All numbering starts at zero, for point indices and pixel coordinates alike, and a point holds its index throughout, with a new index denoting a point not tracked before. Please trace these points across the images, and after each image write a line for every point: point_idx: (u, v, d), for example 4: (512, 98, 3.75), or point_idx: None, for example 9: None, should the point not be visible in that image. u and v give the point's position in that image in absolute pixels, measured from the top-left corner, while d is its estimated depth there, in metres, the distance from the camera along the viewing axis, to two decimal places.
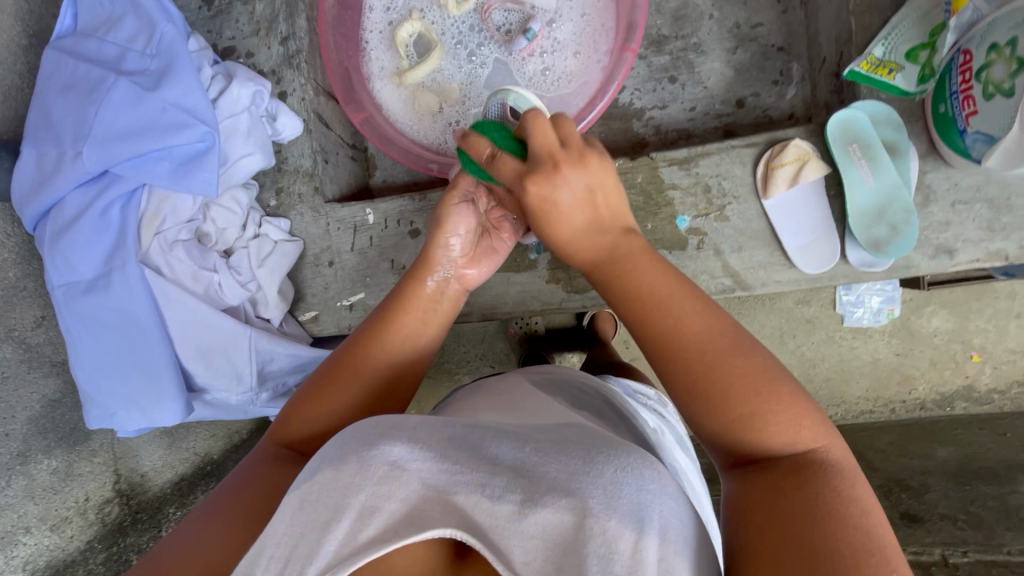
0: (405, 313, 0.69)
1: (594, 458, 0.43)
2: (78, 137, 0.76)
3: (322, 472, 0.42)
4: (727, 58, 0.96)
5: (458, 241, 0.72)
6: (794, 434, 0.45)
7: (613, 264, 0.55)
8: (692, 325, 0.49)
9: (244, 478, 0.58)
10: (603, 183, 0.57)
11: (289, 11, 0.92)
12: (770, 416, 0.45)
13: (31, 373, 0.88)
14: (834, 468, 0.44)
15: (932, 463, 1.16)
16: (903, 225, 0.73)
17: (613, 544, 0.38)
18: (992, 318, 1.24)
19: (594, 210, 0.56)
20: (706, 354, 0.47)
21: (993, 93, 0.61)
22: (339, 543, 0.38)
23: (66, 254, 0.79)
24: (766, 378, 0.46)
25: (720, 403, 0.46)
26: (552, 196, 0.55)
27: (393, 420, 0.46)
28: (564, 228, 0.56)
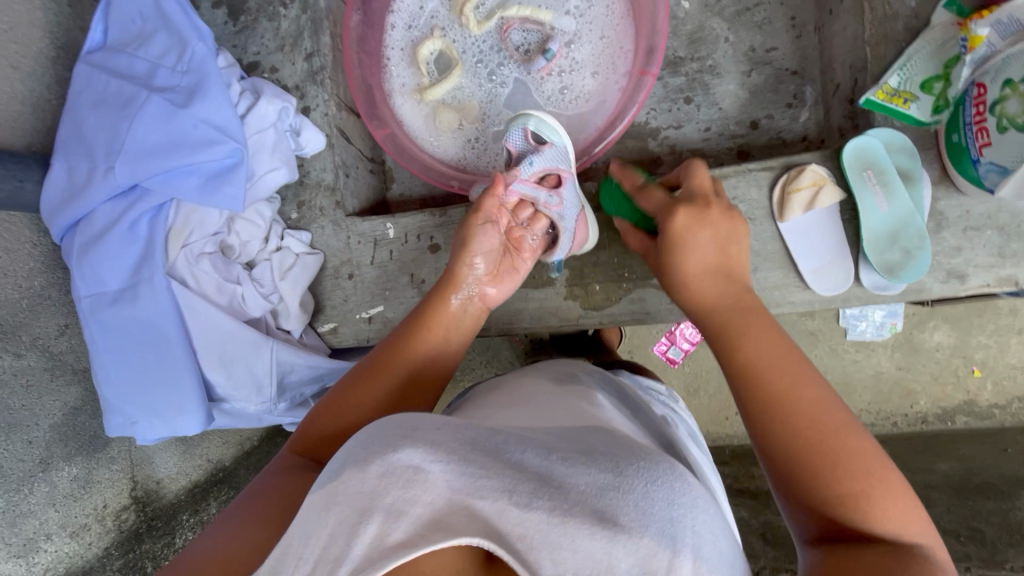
0: (428, 323, 0.71)
1: (624, 471, 0.44)
2: (110, 152, 0.78)
3: (348, 472, 0.43)
4: (741, 81, 0.98)
5: (481, 260, 0.75)
6: (905, 523, 0.45)
7: (737, 314, 0.59)
8: (811, 394, 0.51)
9: (263, 487, 0.57)
10: (734, 235, 0.65)
11: (315, 28, 0.94)
12: (879, 502, 0.45)
13: (53, 381, 0.89)
14: (937, 564, 0.42)
15: (934, 477, 1.16)
16: (916, 251, 0.75)
17: (650, 562, 0.39)
18: (994, 333, 1.27)
19: (726, 257, 0.64)
20: (819, 426, 0.48)
21: (1007, 127, 0.63)
22: (367, 546, 0.39)
23: (95, 266, 0.80)
24: (878, 464, 0.46)
25: (832, 479, 0.46)
26: (696, 228, 0.65)
27: (418, 422, 0.47)
28: (692, 261, 0.64)
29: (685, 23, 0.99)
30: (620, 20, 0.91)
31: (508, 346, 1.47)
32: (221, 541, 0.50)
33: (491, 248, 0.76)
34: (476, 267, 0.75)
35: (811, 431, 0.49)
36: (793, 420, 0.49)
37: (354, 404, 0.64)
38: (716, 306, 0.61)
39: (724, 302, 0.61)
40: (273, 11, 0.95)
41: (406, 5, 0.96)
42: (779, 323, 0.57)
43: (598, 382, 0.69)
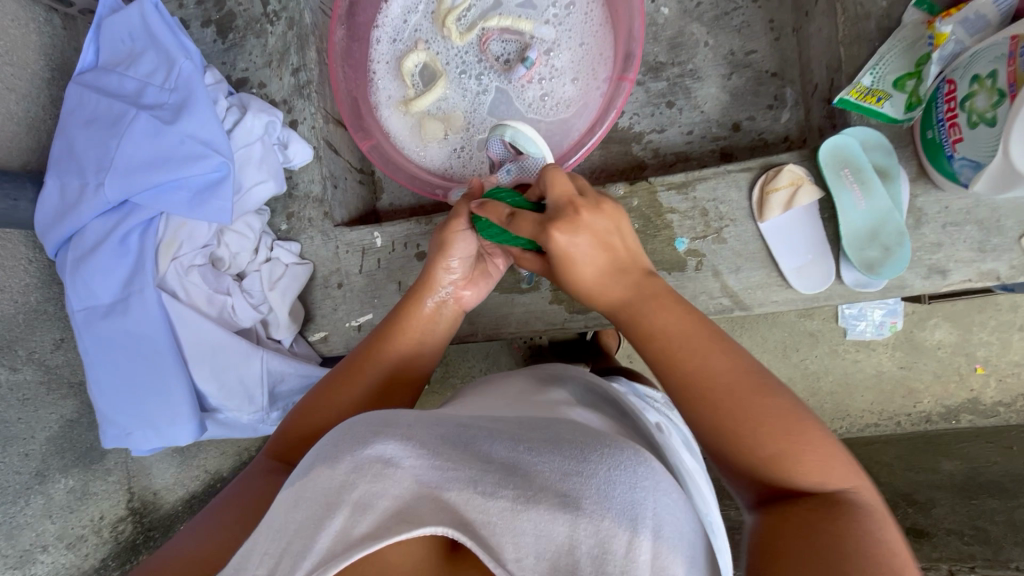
0: (404, 325, 0.71)
1: (587, 457, 0.44)
2: (100, 169, 0.80)
3: (316, 469, 0.44)
4: (722, 84, 0.99)
5: (458, 264, 0.75)
6: (829, 472, 0.47)
7: (643, 303, 0.59)
8: (719, 364, 0.52)
9: (240, 489, 0.58)
10: (617, 226, 0.62)
11: (300, 44, 0.96)
12: (799, 461, 0.47)
13: (50, 394, 0.91)
14: (864, 510, 0.44)
15: (938, 477, 1.18)
16: (895, 248, 0.75)
17: (608, 543, 0.39)
18: (995, 330, 1.25)
19: (611, 252, 0.61)
20: (726, 388, 0.50)
21: (977, 122, 0.63)
22: (331, 539, 0.40)
23: (87, 280, 0.82)
24: (794, 421, 0.48)
25: (755, 439, 0.48)
26: (574, 239, 0.59)
27: (388, 418, 0.48)
28: (585, 272, 0.61)
29: (665, 29, 1.01)
30: (599, 27, 0.93)
31: (507, 353, 1.48)
32: (200, 541, 0.51)
33: (470, 253, 0.75)
34: (453, 271, 0.75)
35: (724, 409, 0.49)
36: (717, 407, 0.50)
37: (328, 408, 0.65)
38: (619, 300, 0.60)
39: (617, 297, 0.60)
40: (260, 28, 0.97)
41: (390, 18, 0.98)
42: (692, 306, 0.57)
43: (579, 382, 0.70)
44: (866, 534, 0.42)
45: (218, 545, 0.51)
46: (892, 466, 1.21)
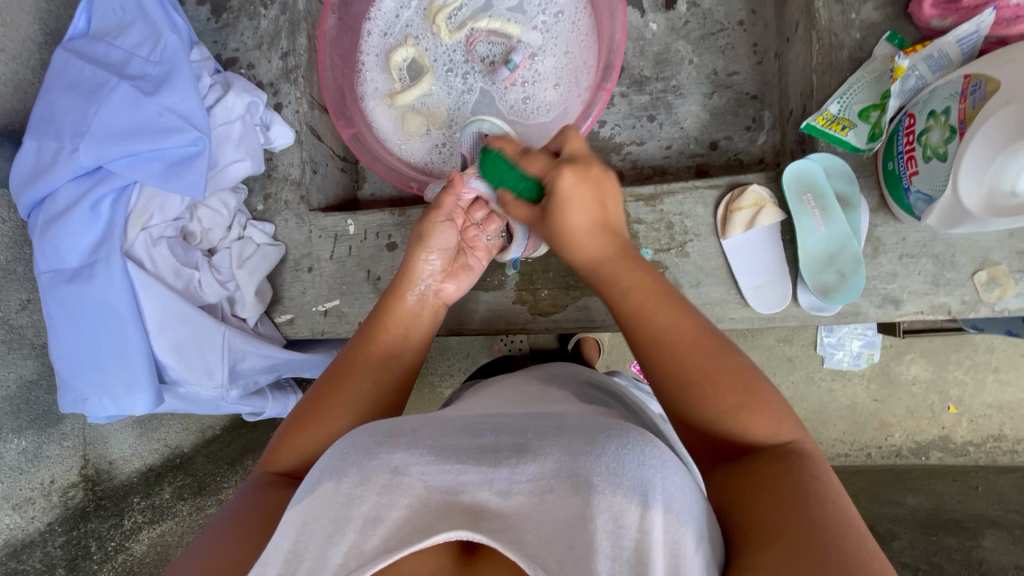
0: (391, 320, 0.73)
1: (595, 439, 0.46)
2: (76, 134, 0.81)
3: (323, 485, 0.46)
4: (704, 102, 1.00)
5: (436, 257, 0.76)
6: (774, 429, 0.50)
7: (615, 260, 0.65)
8: (674, 323, 0.56)
9: (245, 506, 0.57)
10: (608, 189, 0.68)
11: (292, 29, 0.97)
12: (749, 418, 0.50)
13: (11, 354, 0.91)
14: (806, 461, 0.48)
15: (902, 511, 1.17)
16: (850, 274, 0.77)
17: (620, 519, 0.41)
18: (970, 369, 1.27)
19: (603, 210, 0.67)
20: (680, 344, 0.54)
21: (931, 156, 0.65)
22: (346, 555, 0.42)
23: (55, 242, 0.82)
24: (746, 381, 0.51)
25: (707, 399, 0.51)
26: (575, 185, 0.66)
27: (382, 428, 0.51)
28: (576, 218, 0.66)
29: (652, 44, 1.02)
30: (586, 36, 0.94)
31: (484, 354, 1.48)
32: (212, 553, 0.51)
33: (449, 244, 0.77)
34: (432, 262, 0.76)
35: (671, 352, 0.54)
36: (672, 357, 0.54)
37: (327, 412, 0.64)
38: (598, 255, 0.66)
39: (599, 252, 0.66)
40: (253, 10, 0.99)
41: (383, 13, 1.00)
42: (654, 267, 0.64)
43: (574, 379, 0.72)
44: (824, 492, 0.45)
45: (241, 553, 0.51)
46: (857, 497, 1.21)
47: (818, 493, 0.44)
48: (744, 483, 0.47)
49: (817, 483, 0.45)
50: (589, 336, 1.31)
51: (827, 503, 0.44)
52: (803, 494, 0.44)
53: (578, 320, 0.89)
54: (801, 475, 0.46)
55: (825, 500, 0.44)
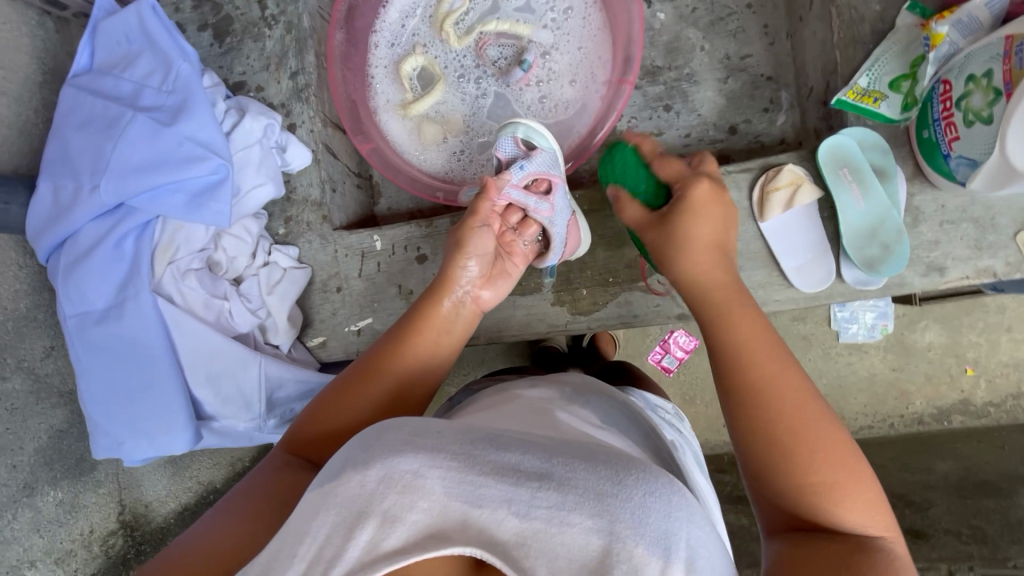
0: (423, 325, 0.70)
1: (624, 480, 0.44)
2: (95, 172, 0.78)
3: (348, 474, 0.45)
4: (718, 87, 1.00)
5: (475, 263, 0.74)
6: (867, 518, 0.48)
7: (726, 304, 0.62)
8: (782, 382, 0.54)
9: (257, 484, 0.58)
10: (727, 220, 0.69)
11: (299, 47, 0.95)
12: (841, 498, 0.48)
13: (39, 404, 0.88)
14: (897, 559, 0.46)
15: (933, 477, 1.16)
16: (895, 246, 0.76)
17: (641, 571, 0.40)
18: (984, 332, 1.26)
19: (722, 239, 0.68)
20: (790, 411, 0.52)
21: (973, 120, 0.65)
22: (361, 550, 0.41)
23: (80, 285, 0.80)
24: (845, 454, 0.50)
25: (809, 466, 0.50)
26: (708, 205, 0.69)
27: (421, 429, 0.48)
28: (702, 229, 0.67)
29: (661, 34, 1.02)
30: (598, 31, 0.94)
31: (502, 359, 1.42)
32: (213, 536, 0.52)
33: (486, 250, 0.75)
34: (471, 270, 0.74)
35: (776, 421, 0.52)
36: (772, 419, 0.52)
37: (345, 409, 0.63)
38: (706, 275, 0.65)
39: (718, 280, 0.64)
40: (258, 32, 0.97)
41: (389, 24, 0.99)
42: (767, 322, 0.59)
43: (606, 402, 0.67)
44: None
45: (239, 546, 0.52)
46: (886, 468, 1.18)
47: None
48: (805, 552, 0.47)
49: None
50: (604, 331, 1.32)
51: None
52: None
53: (620, 316, 0.88)
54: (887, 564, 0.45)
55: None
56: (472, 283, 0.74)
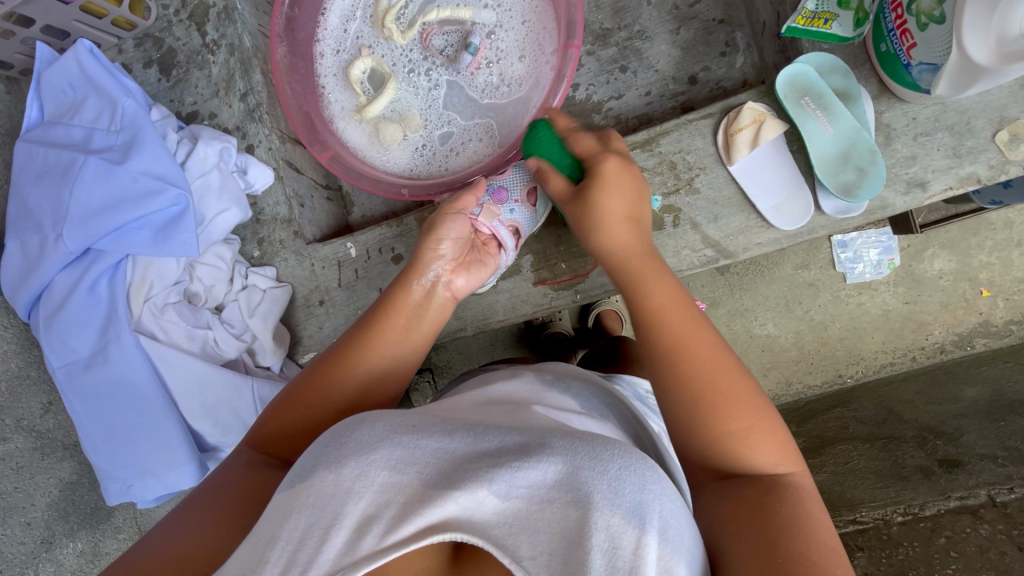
0: (391, 314, 0.68)
1: (600, 455, 0.47)
2: (57, 221, 0.79)
3: (320, 473, 0.47)
4: (672, 39, 0.98)
5: (448, 246, 0.72)
6: (775, 458, 0.51)
7: (638, 261, 0.64)
8: (697, 346, 0.55)
9: (229, 484, 0.58)
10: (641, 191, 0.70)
11: (244, 68, 0.95)
12: (746, 444, 0.51)
13: (45, 459, 0.89)
14: (804, 494, 0.48)
15: (962, 405, 1.08)
16: (869, 167, 0.74)
17: (618, 540, 0.42)
18: (994, 250, 1.22)
19: (636, 208, 0.68)
20: (699, 367, 0.53)
21: (926, 23, 0.63)
22: (337, 553, 0.43)
23: (62, 336, 0.81)
24: (754, 403, 0.52)
25: (720, 418, 0.51)
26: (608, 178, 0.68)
27: (397, 424, 0.51)
28: (612, 197, 0.68)
29: None
30: (538, 2, 0.92)
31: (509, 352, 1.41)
32: (181, 539, 0.52)
33: (460, 234, 0.73)
34: (443, 253, 0.71)
35: (699, 376, 0.53)
36: (690, 369, 0.53)
37: (320, 398, 0.63)
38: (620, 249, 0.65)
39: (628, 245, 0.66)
40: (202, 59, 0.97)
41: (331, 30, 0.98)
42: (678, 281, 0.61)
43: (584, 388, 0.68)
44: (806, 517, 0.46)
45: (212, 547, 0.52)
46: (915, 403, 1.13)
47: (798, 523, 0.45)
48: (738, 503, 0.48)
49: (806, 521, 0.46)
50: (610, 308, 1.29)
51: (817, 541, 0.45)
52: (788, 524, 0.45)
53: (605, 285, 0.85)
54: (797, 508, 0.47)
55: (811, 532, 0.45)
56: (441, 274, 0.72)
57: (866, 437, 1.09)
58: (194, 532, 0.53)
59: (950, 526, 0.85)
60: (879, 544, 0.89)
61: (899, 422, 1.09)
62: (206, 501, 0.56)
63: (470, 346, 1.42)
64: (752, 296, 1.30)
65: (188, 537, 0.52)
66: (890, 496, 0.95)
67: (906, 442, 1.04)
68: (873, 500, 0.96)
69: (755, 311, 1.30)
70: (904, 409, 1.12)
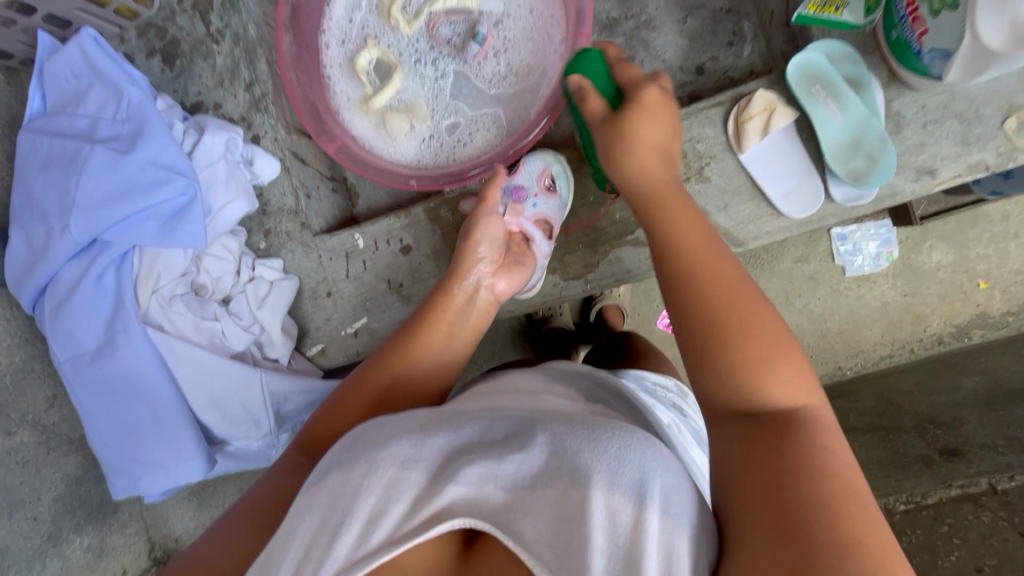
0: (434, 320, 0.69)
1: (599, 436, 0.46)
2: (63, 210, 0.78)
3: (332, 474, 0.48)
4: (679, 29, 0.97)
5: (486, 249, 0.75)
6: (793, 390, 0.47)
7: (675, 189, 0.64)
8: (706, 258, 0.55)
9: (265, 487, 0.57)
10: (674, 120, 0.71)
11: (249, 58, 0.94)
12: (768, 372, 0.47)
13: (50, 454, 0.88)
14: (819, 431, 0.44)
15: (961, 395, 1.08)
16: (880, 154, 0.74)
17: (617, 517, 0.41)
18: (991, 242, 1.22)
19: (669, 143, 0.69)
20: (720, 278, 0.53)
21: (939, 9, 0.63)
22: (349, 549, 0.43)
23: (69, 328, 0.80)
24: (770, 328, 0.49)
25: (733, 346, 0.48)
26: (651, 111, 0.69)
27: (406, 424, 0.51)
28: (647, 131, 0.68)
29: None
30: None
31: (511, 347, 1.40)
32: (214, 546, 0.51)
33: (495, 237, 0.76)
34: (482, 255, 0.74)
35: (706, 290, 0.52)
36: (700, 294, 0.52)
37: (357, 399, 0.63)
38: (654, 174, 0.66)
39: (658, 171, 0.66)
40: (206, 49, 0.96)
41: (336, 20, 0.97)
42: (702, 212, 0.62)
43: (586, 380, 0.68)
44: (825, 451, 0.42)
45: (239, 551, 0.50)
46: (913, 393, 1.13)
47: (828, 468, 0.40)
48: (754, 441, 0.44)
49: (825, 455, 0.42)
50: (611, 303, 1.27)
51: (837, 473, 0.40)
52: (815, 464, 0.41)
53: (613, 274, 0.86)
54: (814, 446, 0.42)
55: (826, 462, 0.41)
56: (482, 278, 0.73)
57: (865, 428, 1.09)
58: (220, 543, 0.51)
59: (952, 514, 0.83)
60: None
61: (899, 413, 1.09)
62: (237, 510, 0.55)
63: None
64: None
65: (213, 548, 0.51)
66: (891, 486, 0.93)
67: (906, 432, 1.03)
68: (877, 490, 0.95)
69: None
70: (902, 399, 1.13)
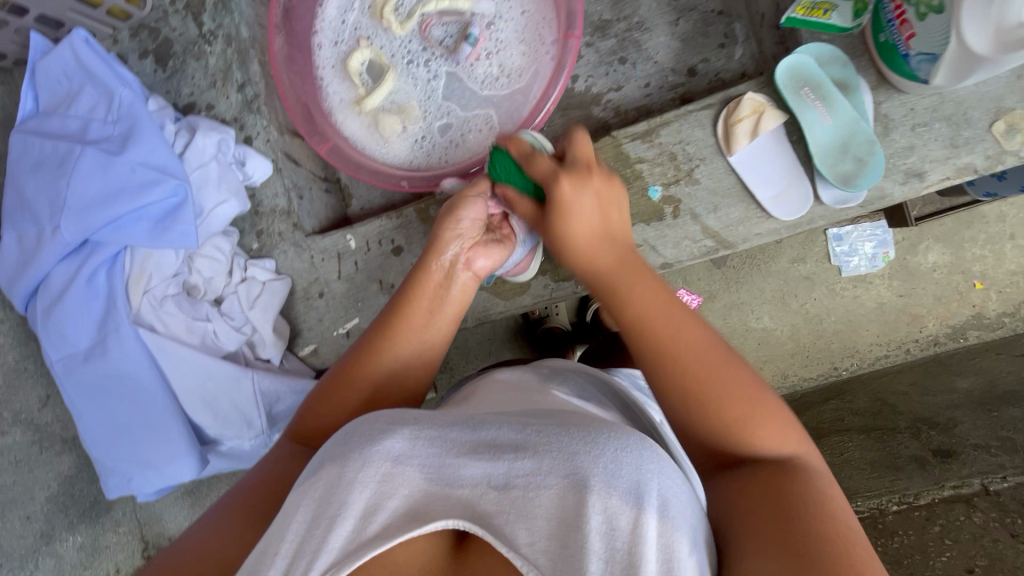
0: (414, 297, 0.68)
1: (597, 440, 0.47)
2: (54, 212, 0.79)
3: (326, 467, 0.47)
4: (671, 31, 0.98)
5: (469, 226, 0.72)
6: (781, 442, 0.49)
7: (622, 272, 0.60)
8: (682, 330, 0.53)
9: (258, 479, 0.58)
10: (611, 197, 0.64)
11: (241, 59, 0.94)
12: (755, 425, 0.49)
13: (43, 453, 0.88)
14: (816, 476, 0.47)
15: (956, 396, 1.08)
16: (868, 157, 0.74)
17: (615, 520, 0.42)
18: (987, 243, 1.23)
19: (606, 222, 0.63)
20: (692, 346, 0.52)
21: (925, 13, 0.63)
22: (343, 541, 0.43)
23: (60, 328, 0.80)
24: (750, 389, 0.50)
25: (718, 406, 0.50)
26: (579, 192, 0.62)
27: (396, 417, 0.51)
28: (579, 225, 0.62)
29: None
30: None
31: (508, 346, 1.40)
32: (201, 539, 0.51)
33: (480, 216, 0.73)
34: (462, 232, 0.72)
35: (688, 368, 0.51)
36: (675, 354, 0.52)
37: (347, 379, 0.64)
38: (599, 269, 0.61)
39: (603, 264, 0.61)
40: (198, 50, 0.96)
41: (328, 21, 0.97)
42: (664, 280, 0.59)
43: (583, 379, 0.68)
44: (822, 493, 0.45)
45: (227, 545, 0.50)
46: (908, 394, 1.13)
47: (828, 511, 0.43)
48: (755, 482, 0.47)
49: (823, 498, 0.45)
50: None
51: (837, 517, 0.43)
52: (802, 502, 0.44)
53: None
54: (813, 488, 0.45)
55: (826, 507, 0.43)
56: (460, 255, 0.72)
57: (860, 429, 1.09)
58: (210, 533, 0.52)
59: (945, 515, 0.84)
60: (874, 532, 0.88)
61: (893, 414, 1.09)
62: (226, 505, 0.55)
63: (468, 341, 1.41)
64: (749, 289, 1.31)
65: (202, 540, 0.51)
66: (884, 487, 0.93)
67: (900, 433, 1.03)
68: (869, 490, 0.94)
69: (752, 304, 1.31)
70: (897, 400, 1.13)
